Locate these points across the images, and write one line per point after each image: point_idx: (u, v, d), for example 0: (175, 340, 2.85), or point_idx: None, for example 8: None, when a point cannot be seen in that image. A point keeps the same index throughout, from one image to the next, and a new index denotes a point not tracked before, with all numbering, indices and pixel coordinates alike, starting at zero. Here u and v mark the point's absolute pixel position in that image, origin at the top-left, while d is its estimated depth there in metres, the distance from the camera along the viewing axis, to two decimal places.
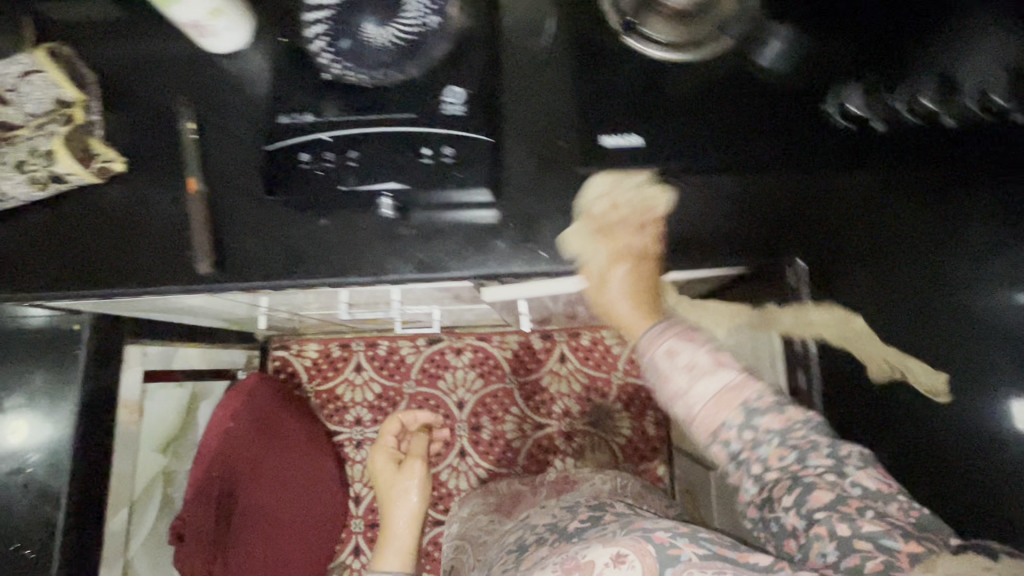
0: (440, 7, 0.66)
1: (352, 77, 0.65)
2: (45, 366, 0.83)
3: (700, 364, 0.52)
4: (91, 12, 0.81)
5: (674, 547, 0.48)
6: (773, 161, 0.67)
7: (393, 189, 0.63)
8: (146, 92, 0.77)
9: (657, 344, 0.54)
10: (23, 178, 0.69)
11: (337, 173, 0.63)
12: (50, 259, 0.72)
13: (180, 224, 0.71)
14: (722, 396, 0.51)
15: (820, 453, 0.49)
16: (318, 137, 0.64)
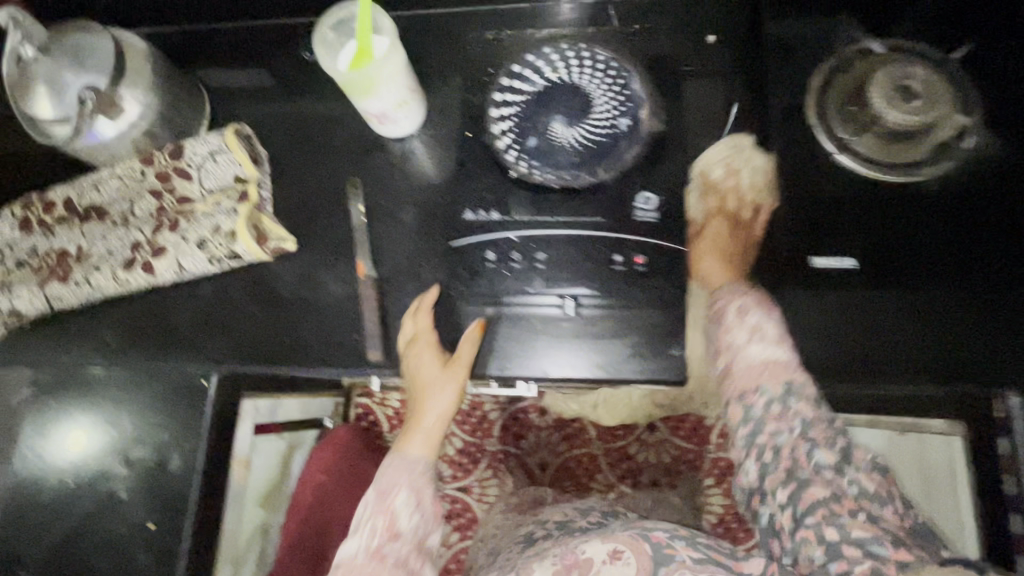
0: (629, 109, 0.67)
1: (540, 176, 0.67)
2: (120, 387, 0.73)
3: (767, 332, 0.56)
4: (264, 86, 0.84)
5: (670, 546, 0.51)
6: (894, 252, 0.57)
7: (579, 292, 0.65)
8: (316, 168, 0.78)
9: (733, 297, 0.59)
10: (204, 257, 0.71)
11: (524, 275, 0.67)
12: (219, 334, 0.74)
13: (348, 308, 0.71)
14: (769, 366, 0.54)
15: (829, 448, 0.50)
16: (506, 237, 0.68)
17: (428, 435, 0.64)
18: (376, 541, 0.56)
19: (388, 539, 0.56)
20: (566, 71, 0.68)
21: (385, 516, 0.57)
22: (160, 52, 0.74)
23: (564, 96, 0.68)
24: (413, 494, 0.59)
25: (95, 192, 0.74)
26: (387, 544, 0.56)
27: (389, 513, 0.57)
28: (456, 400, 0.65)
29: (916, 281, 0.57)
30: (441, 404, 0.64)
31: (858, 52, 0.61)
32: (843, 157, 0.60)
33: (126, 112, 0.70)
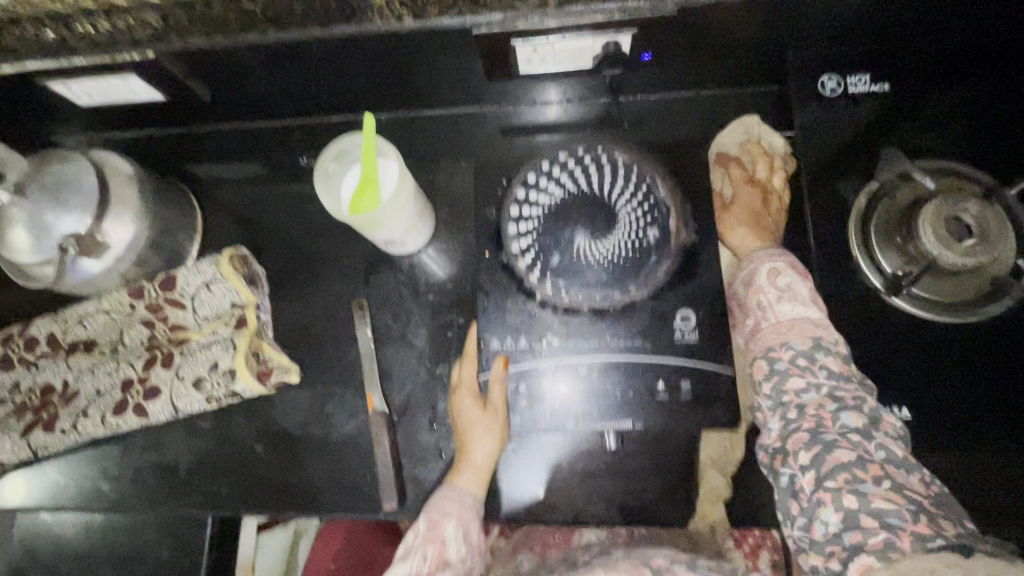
0: (656, 218, 0.62)
1: (568, 298, 0.61)
2: (75, 464, 0.71)
3: (796, 292, 0.55)
4: (265, 191, 0.80)
5: None
6: (950, 388, 0.54)
7: (624, 427, 0.60)
8: (318, 286, 0.73)
9: (766, 258, 0.58)
10: (200, 397, 0.66)
11: (562, 410, 0.60)
12: (222, 474, 0.69)
13: (361, 445, 0.67)
14: (797, 325, 0.53)
15: (859, 415, 0.48)
16: (537, 367, 0.61)
17: (477, 466, 0.60)
18: (430, 569, 0.57)
19: (442, 568, 0.58)
20: (586, 178, 0.62)
21: (436, 547, 0.58)
22: (147, 173, 0.69)
23: (585, 207, 0.61)
24: (462, 526, 0.58)
25: (80, 326, 0.69)
26: (440, 571, 0.58)
27: (439, 544, 0.58)
28: (501, 442, 0.60)
29: (981, 435, 0.53)
30: (486, 445, 0.59)
31: (900, 178, 0.58)
32: (897, 297, 0.55)
33: (113, 245, 0.65)
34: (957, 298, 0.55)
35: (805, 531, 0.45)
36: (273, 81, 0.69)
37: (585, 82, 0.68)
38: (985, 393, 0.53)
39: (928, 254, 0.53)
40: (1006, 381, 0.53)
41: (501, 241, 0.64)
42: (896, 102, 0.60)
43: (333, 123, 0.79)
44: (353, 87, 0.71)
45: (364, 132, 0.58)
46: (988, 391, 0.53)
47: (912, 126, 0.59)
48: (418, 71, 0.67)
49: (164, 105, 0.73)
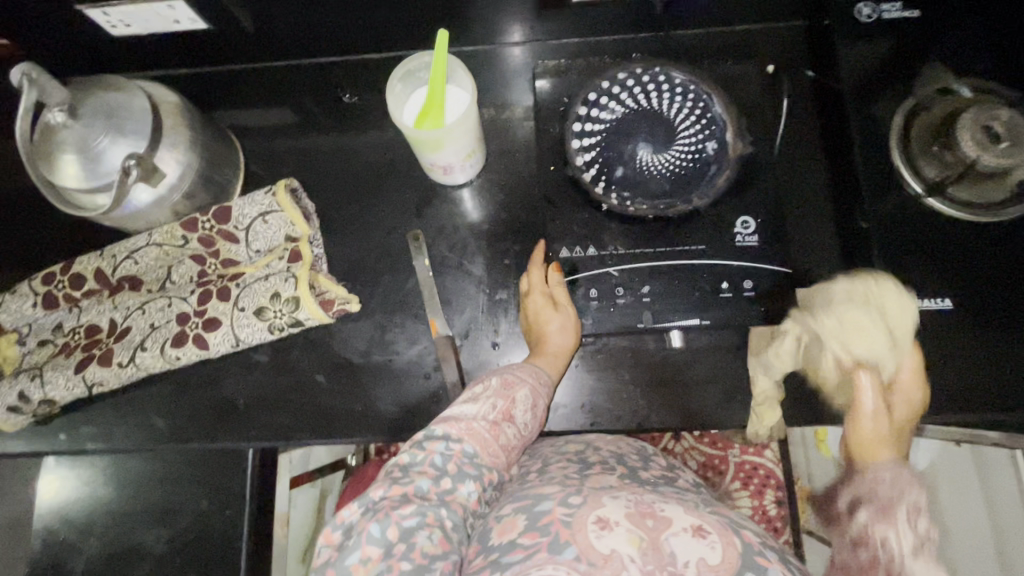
0: (712, 133, 0.67)
1: (632, 207, 0.67)
2: (125, 406, 0.69)
3: (916, 499, 0.50)
4: (306, 132, 0.79)
5: (761, 556, 0.46)
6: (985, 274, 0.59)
7: (692, 325, 0.64)
8: (369, 220, 0.74)
9: (883, 455, 0.55)
10: (263, 326, 0.66)
11: (633, 311, 0.65)
12: (283, 406, 0.69)
13: (426, 370, 0.68)
14: (922, 546, 0.47)
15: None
16: (606, 271, 0.66)
17: (551, 354, 0.65)
18: (496, 417, 0.57)
19: (507, 421, 0.58)
20: (646, 96, 0.68)
21: (506, 402, 0.58)
22: (192, 104, 0.67)
23: (647, 122, 0.67)
24: (534, 396, 0.60)
25: (129, 262, 0.67)
26: (505, 423, 0.58)
27: (510, 401, 0.59)
28: (575, 338, 0.66)
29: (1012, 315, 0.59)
30: (560, 337, 0.65)
31: (937, 92, 0.62)
32: (935, 200, 0.60)
33: (166, 175, 0.63)
34: (994, 197, 0.59)
35: None
36: (321, 13, 0.69)
37: (631, 13, 0.70)
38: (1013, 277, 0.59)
39: (969, 157, 0.57)
40: None
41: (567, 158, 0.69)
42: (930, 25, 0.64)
43: (371, 60, 0.78)
44: (400, 18, 0.71)
45: (435, 51, 0.58)
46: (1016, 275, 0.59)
47: (947, 47, 0.63)
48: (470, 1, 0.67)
49: (202, 38, 0.72)
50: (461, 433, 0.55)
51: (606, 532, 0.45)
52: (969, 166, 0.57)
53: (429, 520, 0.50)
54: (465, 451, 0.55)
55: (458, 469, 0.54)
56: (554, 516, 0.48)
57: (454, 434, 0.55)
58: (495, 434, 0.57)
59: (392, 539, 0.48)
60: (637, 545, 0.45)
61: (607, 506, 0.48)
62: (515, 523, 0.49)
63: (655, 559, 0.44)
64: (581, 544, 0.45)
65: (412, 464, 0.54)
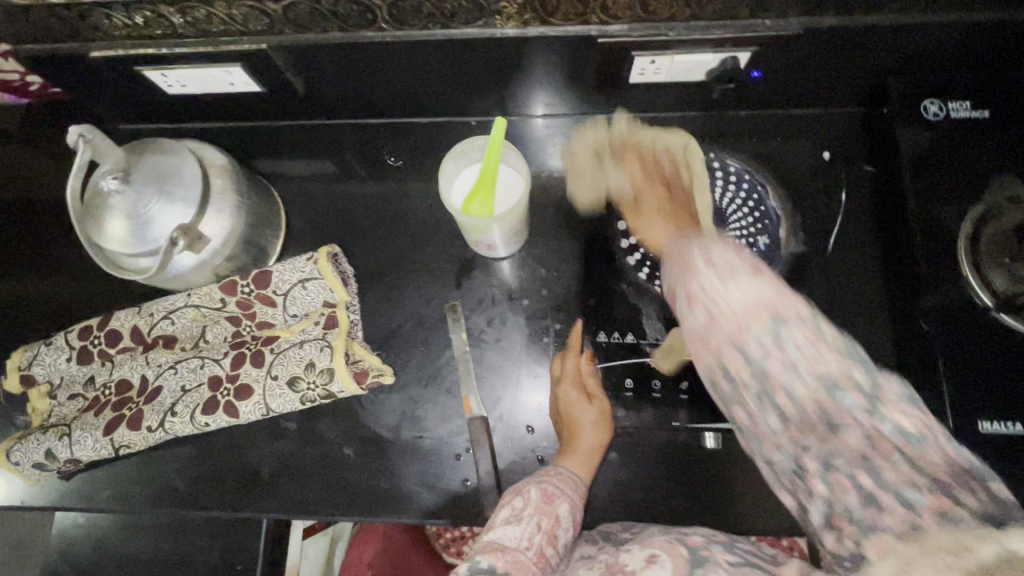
0: (765, 228, 0.67)
1: None
2: (149, 464, 0.68)
3: (734, 267, 0.43)
4: (348, 189, 0.79)
5: (706, 549, 0.49)
6: None
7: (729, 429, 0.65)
8: (407, 287, 0.73)
9: (688, 247, 0.48)
10: (295, 397, 0.65)
11: (671, 406, 0.66)
12: (310, 478, 0.67)
13: (458, 449, 0.66)
14: (754, 305, 0.41)
15: (859, 386, 0.38)
16: (644, 360, 0.67)
17: (581, 454, 0.62)
18: (541, 540, 0.52)
19: (551, 545, 0.53)
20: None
21: (550, 521, 0.54)
22: (240, 166, 0.67)
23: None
24: (574, 509, 0.57)
25: (167, 321, 0.67)
26: (549, 548, 0.53)
27: (554, 519, 0.55)
28: (604, 437, 0.63)
29: None
30: (587, 437, 0.62)
31: (1011, 201, 0.60)
32: (1004, 315, 0.58)
33: (211, 240, 0.63)
34: None
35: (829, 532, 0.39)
36: (372, 79, 0.69)
37: (684, 94, 0.69)
38: None
39: None
40: None
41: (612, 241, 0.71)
42: (997, 129, 0.62)
43: (418, 122, 0.78)
44: (450, 87, 0.70)
45: (493, 135, 0.57)
46: None
47: (1016, 154, 0.61)
48: (521, 76, 0.67)
49: (253, 98, 0.72)
50: (508, 566, 0.49)
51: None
52: None
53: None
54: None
55: None
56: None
57: (501, 569, 0.49)
58: (542, 565, 0.51)
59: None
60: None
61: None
62: None
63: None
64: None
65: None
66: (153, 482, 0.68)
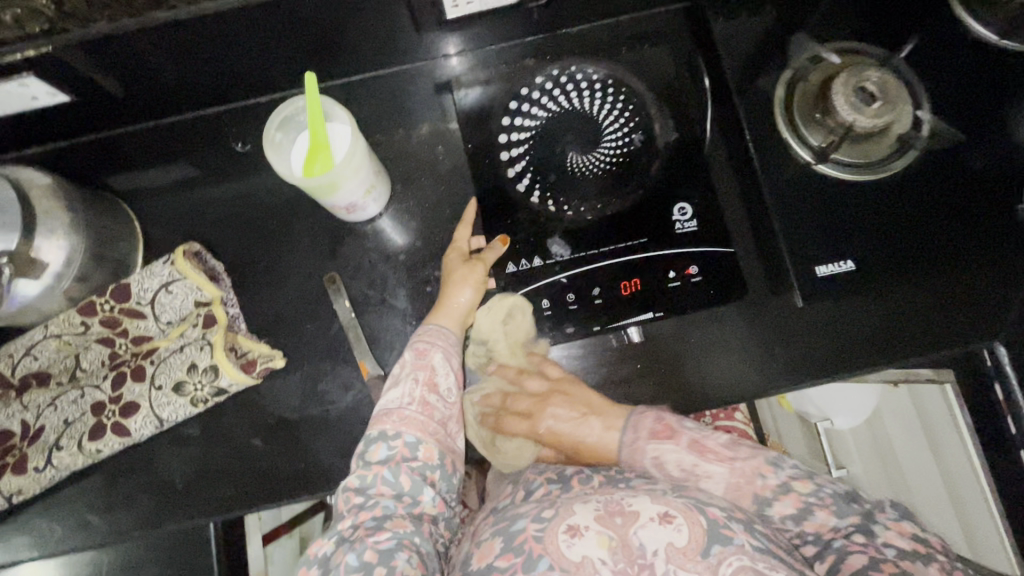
0: (638, 124, 0.68)
1: (572, 208, 0.67)
2: (54, 509, 0.66)
3: (688, 463, 0.58)
4: (207, 188, 0.76)
5: (727, 526, 0.49)
6: (882, 227, 0.61)
7: (647, 319, 0.65)
8: (284, 268, 0.72)
9: (641, 453, 0.60)
10: (185, 401, 0.64)
11: (588, 315, 0.65)
12: (222, 477, 0.67)
13: (363, 414, 0.67)
14: (733, 492, 0.57)
15: (853, 516, 0.55)
16: (555, 279, 0.65)
17: (457, 310, 0.65)
18: (421, 392, 0.60)
19: (432, 395, 0.61)
20: (567, 98, 0.69)
21: (427, 373, 0.61)
22: (70, 183, 0.64)
23: (574, 124, 0.68)
24: (449, 358, 0.62)
25: (29, 358, 0.64)
26: (431, 397, 0.61)
27: (429, 370, 0.61)
28: (477, 295, 0.65)
29: (918, 263, 0.61)
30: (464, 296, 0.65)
31: (810, 62, 0.64)
32: (822, 165, 0.62)
33: (50, 263, 0.60)
34: (867, 155, 0.62)
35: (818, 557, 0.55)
36: (196, 69, 0.66)
37: (510, 21, 0.69)
38: (907, 224, 0.61)
39: (846, 121, 0.59)
40: (917, 213, 0.61)
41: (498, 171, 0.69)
42: (787, 7, 0.68)
43: (261, 104, 0.76)
44: (274, 60, 0.68)
45: (307, 95, 0.56)
46: (909, 223, 0.61)
47: (807, 22, 0.67)
48: (340, 33, 0.65)
49: (69, 109, 0.67)
50: (397, 424, 0.59)
51: (576, 540, 0.49)
52: (848, 128, 0.59)
53: (406, 543, 0.54)
54: (408, 442, 0.59)
55: (410, 477, 0.58)
56: (527, 533, 0.51)
57: (391, 432, 0.59)
58: (427, 411, 0.61)
59: (372, 561, 0.52)
60: (607, 546, 0.48)
61: (578, 512, 0.51)
62: (494, 546, 0.52)
63: (625, 556, 0.48)
64: (554, 555, 0.48)
65: (366, 487, 0.57)
66: (64, 526, 0.66)
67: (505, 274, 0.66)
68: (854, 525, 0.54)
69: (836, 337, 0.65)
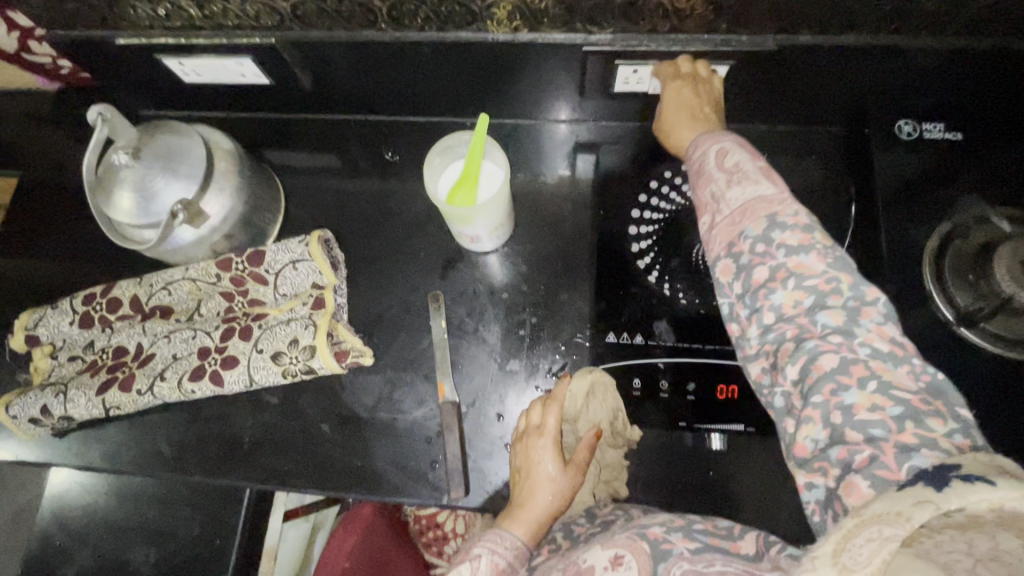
0: None
1: (687, 299, 0.68)
2: (137, 431, 0.72)
3: (744, 172, 0.52)
4: (348, 182, 0.83)
5: (667, 542, 0.48)
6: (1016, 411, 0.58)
7: (736, 431, 0.64)
8: (395, 275, 0.76)
9: (712, 142, 0.55)
10: (278, 370, 0.68)
11: (678, 409, 0.65)
12: (284, 451, 0.70)
13: (428, 434, 0.68)
14: (753, 205, 0.50)
15: (840, 310, 0.46)
16: (653, 363, 0.66)
17: (539, 519, 0.60)
18: None
19: None
20: None
21: None
22: (245, 152, 0.71)
23: None
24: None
25: (164, 292, 0.71)
26: None
27: None
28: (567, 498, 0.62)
29: None
30: (545, 465, 0.61)
31: (978, 219, 0.61)
32: (966, 330, 0.60)
33: (210, 217, 0.67)
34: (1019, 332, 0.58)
35: (793, 449, 0.46)
36: (376, 80, 0.73)
37: None
38: None
39: (1001, 292, 0.56)
40: None
41: (622, 244, 0.72)
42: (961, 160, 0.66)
43: (418, 122, 0.82)
44: (446, 90, 0.74)
45: (475, 133, 0.60)
46: None
47: (983, 179, 0.64)
48: (513, 81, 0.70)
49: (262, 90, 0.76)
50: None
51: None
52: (1004, 301, 0.56)
53: None
54: None
55: None
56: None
57: None
58: None
59: None
60: None
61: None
62: None
63: None
64: None
65: None
66: (139, 450, 0.71)
67: (602, 342, 0.68)
68: (835, 326, 0.46)
69: None
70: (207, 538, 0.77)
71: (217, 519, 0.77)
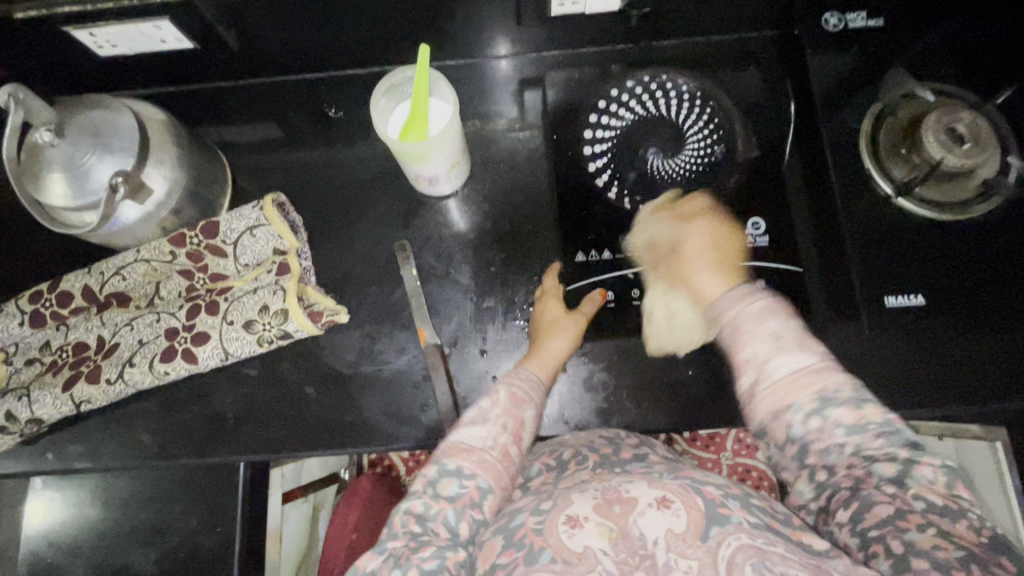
0: (721, 137, 0.70)
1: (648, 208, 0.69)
2: (115, 426, 0.69)
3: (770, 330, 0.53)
4: (294, 146, 0.80)
5: (724, 507, 0.48)
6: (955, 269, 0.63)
7: None
8: (358, 231, 0.75)
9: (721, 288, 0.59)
10: (253, 339, 0.67)
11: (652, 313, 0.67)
12: (272, 420, 0.69)
13: (415, 379, 0.69)
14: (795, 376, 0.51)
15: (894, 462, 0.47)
16: (623, 273, 0.68)
17: (550, 359, 0.64)
18: (507, 441, 0.58)
19: (516, 445, 0.58)
20: (655, 103, 0.71)
21: (516, 423, 0.59)
22: (179, 121, 0.68)
23: (655, 128, 0.71)
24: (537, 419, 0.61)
25: (118, 278, 0.68)
26: (513, 447, 0.58)
27: (519, 422, 0.59)
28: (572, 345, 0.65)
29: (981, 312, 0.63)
30: (561, 342, 0.64)
31: (905, 97, 0.66)
32: (903, 200, 0.64)
33: (153, 190, 0.64)
34: (945, 195, 0.64)
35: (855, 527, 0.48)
36: (307, 32, 0.70)
37: (608, 24, 0.71)
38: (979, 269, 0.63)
39: (934, 158, 0.60)
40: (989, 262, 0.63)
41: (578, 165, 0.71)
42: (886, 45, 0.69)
43: (358, 75, 0.79)
44: (382, 35, 0.72)
45: (417, 66, 0.59)
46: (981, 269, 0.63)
47: (906, 62, 0.68)
48: (449, 16, 0.69)
49: (187, 56, 0.72)
50: (475, 465, 0.55)
51: (576, 531, 0.47)
52: (935, 165, 0.60)
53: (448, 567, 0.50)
54: (481, 487, 0.54)
55: (467, 518, 0.53)
56: (527, 528, 0.49)
57: (467, 469, 0.55)
58: (507, 461, 0.57)
59: None
60: (607, 538, 0.47)
61: (576, 502, 0.49)
62: (495, 545, 0.50)
63: (626, 547, 0.46)
64: (555, 547, 0.47)
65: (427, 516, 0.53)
66: (121, 443, 0.69)
67: (573, 263, 0.69)
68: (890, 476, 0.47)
69: (900, 371, 0.64)
70: (207, 524, 0.76)
71: (213, 503, 0.76)
